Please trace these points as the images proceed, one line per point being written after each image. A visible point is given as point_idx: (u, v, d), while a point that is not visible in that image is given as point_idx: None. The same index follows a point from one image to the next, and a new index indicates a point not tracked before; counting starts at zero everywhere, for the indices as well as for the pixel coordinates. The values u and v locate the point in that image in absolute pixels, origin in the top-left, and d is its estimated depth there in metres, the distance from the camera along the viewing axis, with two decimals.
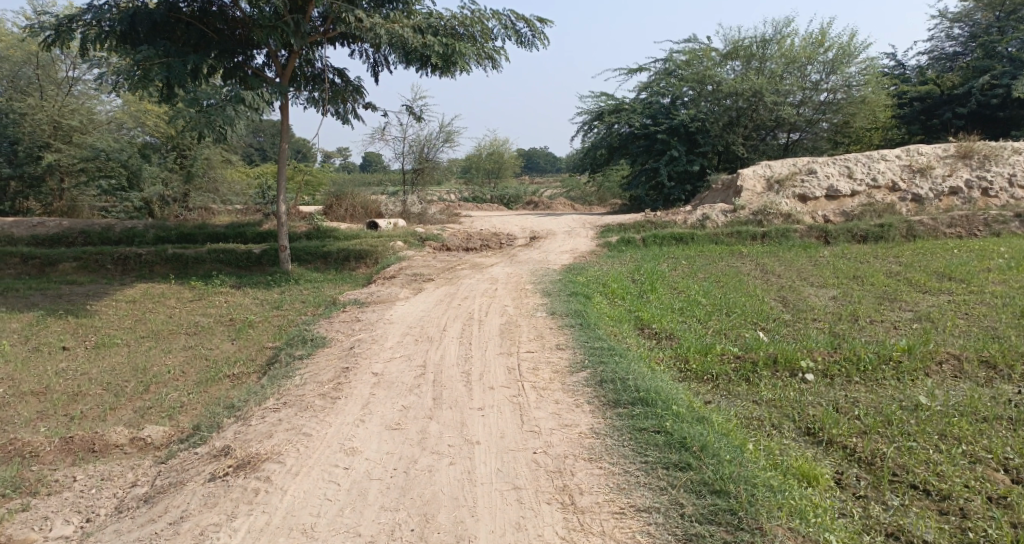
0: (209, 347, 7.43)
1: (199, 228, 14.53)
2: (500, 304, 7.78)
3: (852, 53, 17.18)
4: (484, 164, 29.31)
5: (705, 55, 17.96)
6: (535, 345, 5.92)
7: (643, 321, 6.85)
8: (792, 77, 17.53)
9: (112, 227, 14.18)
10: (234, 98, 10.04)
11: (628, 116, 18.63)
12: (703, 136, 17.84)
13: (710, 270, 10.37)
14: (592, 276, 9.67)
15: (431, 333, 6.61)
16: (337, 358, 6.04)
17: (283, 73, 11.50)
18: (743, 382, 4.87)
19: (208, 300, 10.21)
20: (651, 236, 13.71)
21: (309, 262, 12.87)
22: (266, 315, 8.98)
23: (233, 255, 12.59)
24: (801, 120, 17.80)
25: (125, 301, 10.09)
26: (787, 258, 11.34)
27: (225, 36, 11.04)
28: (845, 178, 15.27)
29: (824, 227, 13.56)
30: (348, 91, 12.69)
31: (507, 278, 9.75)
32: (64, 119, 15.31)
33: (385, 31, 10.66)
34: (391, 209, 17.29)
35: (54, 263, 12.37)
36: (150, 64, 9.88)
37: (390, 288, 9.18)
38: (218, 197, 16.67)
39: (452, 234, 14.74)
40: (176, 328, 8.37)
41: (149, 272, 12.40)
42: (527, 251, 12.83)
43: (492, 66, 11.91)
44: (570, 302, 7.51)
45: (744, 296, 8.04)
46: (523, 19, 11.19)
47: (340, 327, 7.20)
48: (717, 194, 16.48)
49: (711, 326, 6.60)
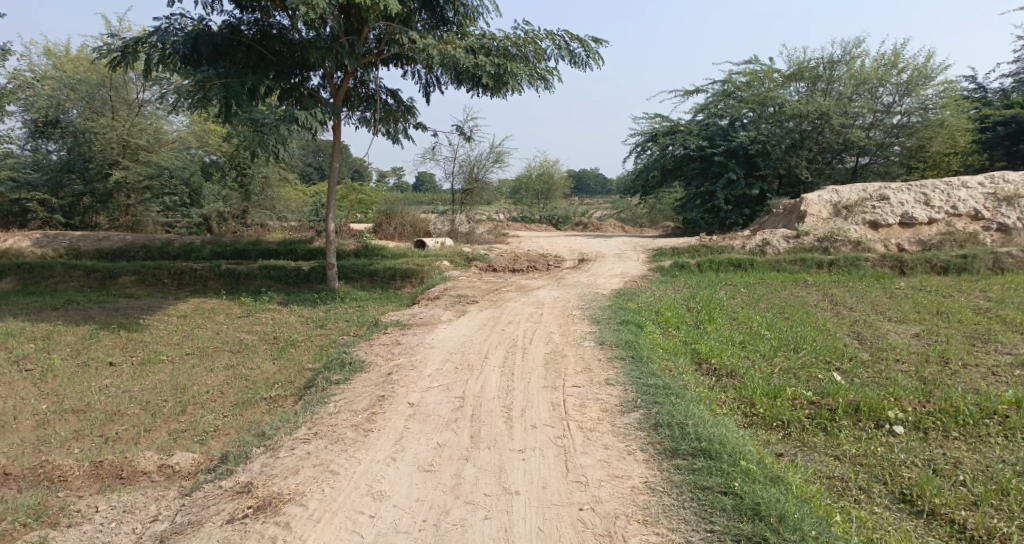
0: (250, 367, 7.23)
1: (252, 244, 14.72)
2: (545, 331, 7.38)
3: (929, 74, 16.22)
4: (533, 185, 29.12)
5: (767, 76, 17.39)
6: (583, 379, 5.48)
7: (701, 355, 6.33)
8: (862, 99, 16.68)
9: (171, 242, 14.51)
10: (287, 117, 10.07)
11: (684, 137, 18.08)
12: (763, 159, 17.07)
13: (773, 300, 9.73)
14: (644, 303, 9.18)
15: (473, 361, 6.26)
16: (374, 385, 5.74)
17: (337, 93, 11.54)
18: (819, 433, 4.36)
19: (255, 316, 10.20)
20: (708, 261, 13.08)
21: (356, 280, 12.81)
22: (309, 334, 8.84)
23: (282, 271, 12.63)
24: (871, 143, 16.89)
25: (175, 316, 10.16)
26: (860, 290, 10.58)
27: (283, 58, 11.21)
28: (922, 205, 14.31)
29: (899, 257, 12.65)
30: (400, 111, 12.67)
31: (554, 302, 9.36)
32: (133, 138, 15.46)
33: (438, 52, 10.63)
34: (440, 228, 17.21)
35: (114, 277, 12.65)
36: (209, 84, 9.98)
37: (434, 310, 8.91)
38: (274, 214, 16.90)
39: (499, 254, 14.49)
40: (221, 345, 8.29)
41: (202, 287, 12.56)
42: (576, 274, 12.43)
43: (544, 87, 11.66)
44: (621, 331, 7.06)
45: (812, 331, 7.41)
46: (578, 38, 10.91)
47: (380, 350, 6.93)
48: (778, 219, 15.70)
49: (777, 363, 6.02)
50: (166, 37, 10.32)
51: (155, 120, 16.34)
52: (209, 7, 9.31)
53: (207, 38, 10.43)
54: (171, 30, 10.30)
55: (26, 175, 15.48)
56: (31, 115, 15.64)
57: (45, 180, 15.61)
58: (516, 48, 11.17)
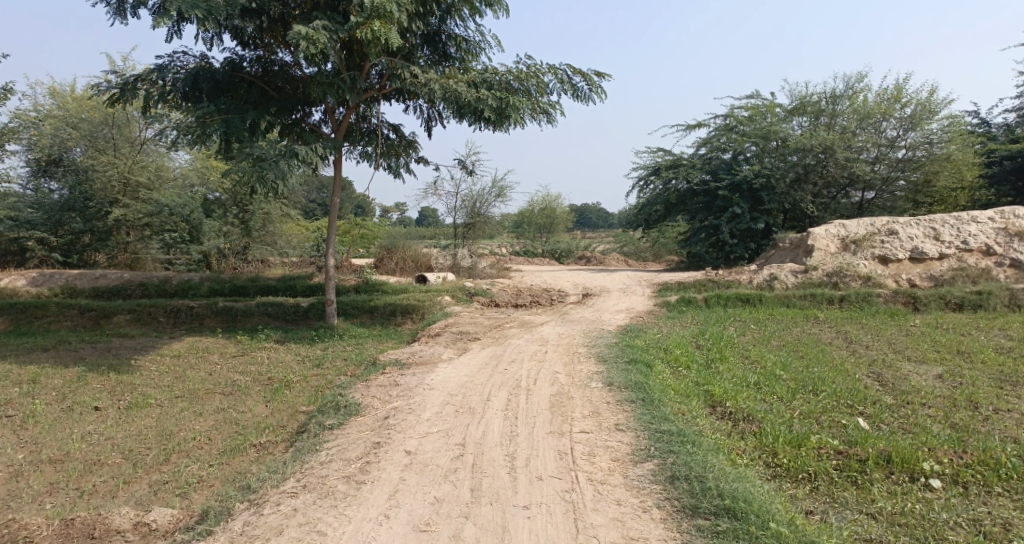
0: (240, 411, 6.97)
1: (251, 281, 14.52)
2: (549, 370, 7.07)
3: (933, 109, 16.17)
4: (536, 219, 29.02)
5: (769, 110, 17.38)
6: (590, 423, 5.16)
7: (714, 397, 6.02)
8: (866, 133, 16.62)
9: (169, 279, 14.31)
10: (287, 153, 9.95)
11: (687, 171, 17.99)
12: (768, 194, 16.89)
13: (785, 337, 9.41)
14: (652, 340, 8.86)
15: (474, 403, 5.94)
16: (369, 430, 5.43)
17: (339, 128, 11.43)
18: (850, 487, 4.07)
19: (250, 355, 9.90)
20: (715, 296, 12.81)
21: (355, 316, 12.54)
22: (305, 373, 8.54)
23: (280, 308, 12.40)
24: (877, 177, 16.75)
25: (169, 355, 9.91)
26: (874, 327, 10.26)
27: (285, 94, 11.16)
28: (931, 240, 14.08)
29: (912, 293, 12.36)
30: (402, 146, 12.58)
31: (559, 339, 9.06)
32: (133, 175, 15.49)
33: (440, 86, 10.55)
34: (441, 262, 17.00)
35: (108, 315, 12.41)
36: (209, 119, 9.86)
37: (434, 348, 8.61)
38: (275, 250, 16.66)
39: (502, 289, 14.23)
40: (213, 387, 8.00)
41: (198, 324, 12.30)
42: (580, 309, 12.14)
43: (547, 121, 11.58)
44: (629, 371, 6.74)
45: (829, 371, 7.09)
46: (580, 72, 10.86)
47: (376, 392, 6.61)
48: (785, 253, 15.45)
49: (796, 407, 5.70)
50: (166, 74, 10.27)
51: (157, 157, 16.46)
52: (209, 43, 9.24)
53: (207, 75, 10.38)
54: (171, 67, 10.26)
55: (26, 213, 15.38)
56: (34, 153, 15.67)
57: (45, 218, 15.50)
58: (518, 82, 11.10)
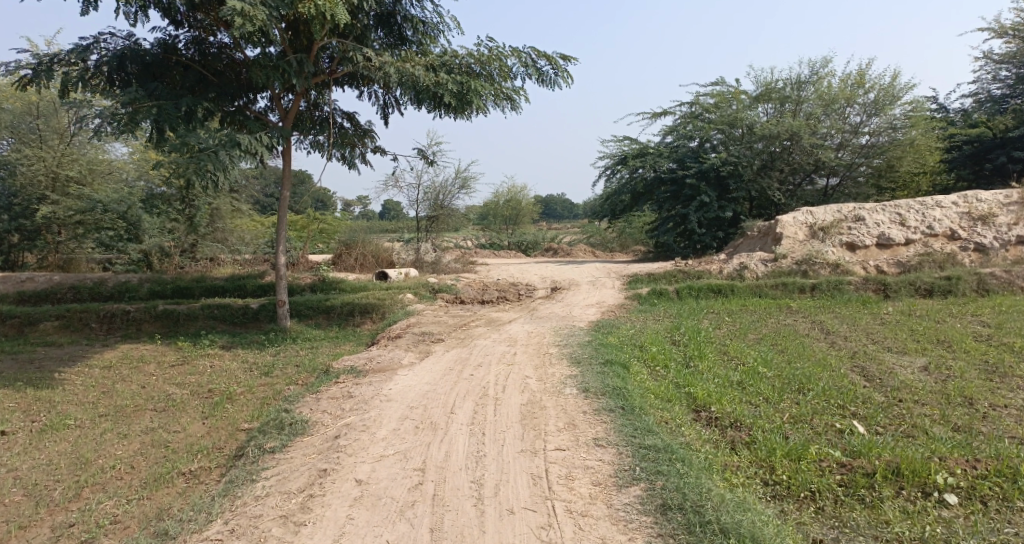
0: (173, 431, 6.27)
1: (198, 281, 13.60)
2: (519, 375, 6.49)
3: (896, 94, 16.08)
4: (501, 211, 28.38)
5: (735, 97, 17.02)
6: (566, 439, 4.61)
7: (698, 400, 5.56)
8: (831, 119, 16.47)
9: (105, 282, 13.29)
10: (227, 143, 9.14)
11: (654, 160, 17.62)
12: (735, 182, 16.63)
13: (761, 330, 9.04)
14: (626, 337, 8.37)
15: (436, 417, 5.34)
16: (316, 455, 4.80)
17: (287, 116, 10.63)
18: (860, 507, 3.61)
19: (192, 365, 9.08)
20: (686, 288, 12.42)
21: (310, 317, 11.77)
22: (250, 384, 7.81)
23: (228, 311, 11.59)
24: (841, 164, 16.65)
25: (100, 367, 9.04)
26: (849, 316, 10.00)
27: (226, 78, 10.34)
28: (897, 226, 13.97)
29: (882, 279, 12.18)
30: (357, 135, 11.82)
31: (528, 338, 8.49)
32: (63, 169, 14.50)
33: (395, 70, 9.83)
34: (403, 258, 16.25)
35: (34, 323, 11.39)
36: (137, 106, 8.99)
37: (394, 352, 7.93)
38: (227, 247, 15.99)
39: (466, 284, 13.59)
40: (146, 403, 7.23)
41: (136, 331, 11.40)
42: (549, 305, 11.59)
43: (511, 108, 10.97)
44: (605, 374, 6.22)
45: (813, 367, 6.69)
46: (545, 55, 10.28)
47: (328, 406, 5.96)
48: (753, 242, 15.20)
49: (787, 410, 5.28)
50: (89, 55, 9.25)
51: (90, 149, 15.20)
52: (132, 19, 8.33)
53: (134, 56, 9.48)
54: (95, 48, 9.27)
55: None
56: None
57: None
58: (479, 65, 10.45)
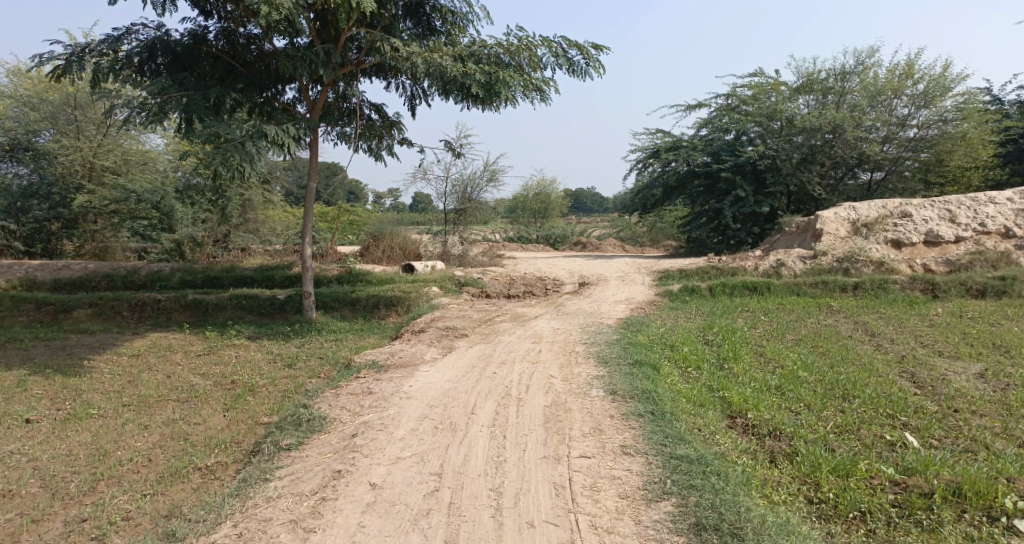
0: (193, 423, 6.15)
1: (227, 271, 13.66)
2: (544, 375, 6.23)
3: (947, 84, 15.30)
4: (530, 204, 28.10)
5: (774, 89, 16.43)
6: (592, 445, 4.36)
7: (733, 406, 5.24)
8: (876, 111, 15.77)
9: (137, 270, 13.42)
10: (254, 133, 9.04)
11: (687, 153, 17.12)
12: (773, 176, 16.07)
13: (800, 331, 8.62)
14: (657, 336, 8.04)
15: (456, 417, 5.12)
16: (331, 454, 4.62)
17: (314, 107, 10.51)
18: (918, 532, 3.28)
19: (217, 355, 9.06)
20: (720, 285, 11.98)
21: (336, 309, 11.71)
22: (273, 376, 7.70)
23: (255, 301, 11.58)
24: (886, 158, 15.95)
25: (128, 355, 9.07)
26: (894, 317, 9.50)
27: (254, 70, 10.23)
28: (947, 222, 13.29)
29: (930, 279, 11.59)
30: (384, 126, 11.66)
31: (554, 335, 8.23)
32: (98, 160, 14.65)
33: (422, 60, 9.60)
34: (431, 250, 16.11)
35: (68, 310, 11.54)
36: (166, 96, 8.95)
37: (416, 347, 7.74)
38: (258, 238, 16.10)
39: (493, 278, 13.38)
40: (169, 394, 7.17)
41: (166, 319, 11.46)
42: (577, 300, 11.30)
43: (541, 99, 10.68)
44: (634, 375, 5.92)
45: (857, 372, 6.30)
46: (576, 45, 9.97)
47: (347, 402, 5.78)
48: (791, 238, 14.63)
49: (829, 419, 4.94)
50: (120, 44, 9.24)
51: (124, 139, 15.31)
52: (160, 8, 8.25)
53: (164, 47, 9.45)
54: (126, 37, 9.24)
55: None
56: None
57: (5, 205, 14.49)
58: (508, 56, 10.18)
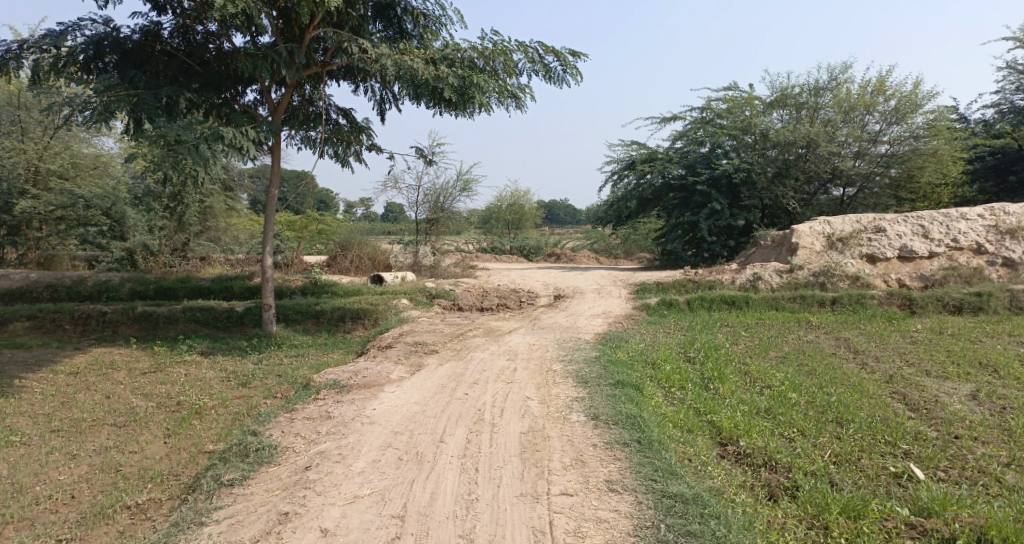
0: (128, 452, 5.58)
1: (183, 282, 12.92)
2: (519, 397, 5.76)
3: (918, 101, 15.35)
4: (504, 215, 27.72)
5: (748, 103, 16.35)
6: (574, 480, 3.93)
7: (723, 432, 4.85)
8: (849, 127, 15.74)
9: (84, 280, 12.62)
10: (209, 135, 8.46)
11: (663, 164, 16.91)
12: (748, 188, 15.95)
13: (783, 348, 8.32)
14: (637, 353, 7.63)
15: (423, 447, 4.64)
16: (279, 491, 4.13)
17: (277, 109, 9.95)
18: None
19: (165, 372, 8.40)
20: (698, 299, 11.70)
21: (298, 322, 11.09)
22: (223, 397, 7.11)
23: (211, 313, 10.92)
24: (857, 174, 15.91)
25: (65, 373, 8.37)
26: (875, 334, 9.27)
27: (212, 69, 9.65)
28: (920, 238, 13.25)
29: (907, 294, 11.47)
30: (352, 131, 11.14)
31: (530, 352, 7.77)
32: (44, 163, 13.85)
33: (392, 62, 9.12)
34: (401, 260, 15.54)
35: (4, 323, 10.75)
36: (112, 94, 8.34)
37: (382, 365, 7.19)
38: (220, 246, 15.58)
39: (466, 290, 12.90)
40: (105, 417, 6.54)
41: (112, 333, 10.72)
42: (552, 314, 10.88)
43: (517, 107, 10.30)
44: (616, 398, 5.49)
45: (848, 393, 5.97)
46: (553, 51, 9.63)
47: (302, 428, 5.26)
48: (766, 251, 14.46)
49: (827, 447, 4.59)
50: (64, 41, 8.55)
51: (73, 141, 14.59)
52: None
53: (113, 43, 8.84)
54: (71, 33, 8.59)
55: None
56: None
57: None
58: (483, 60, 9.79)
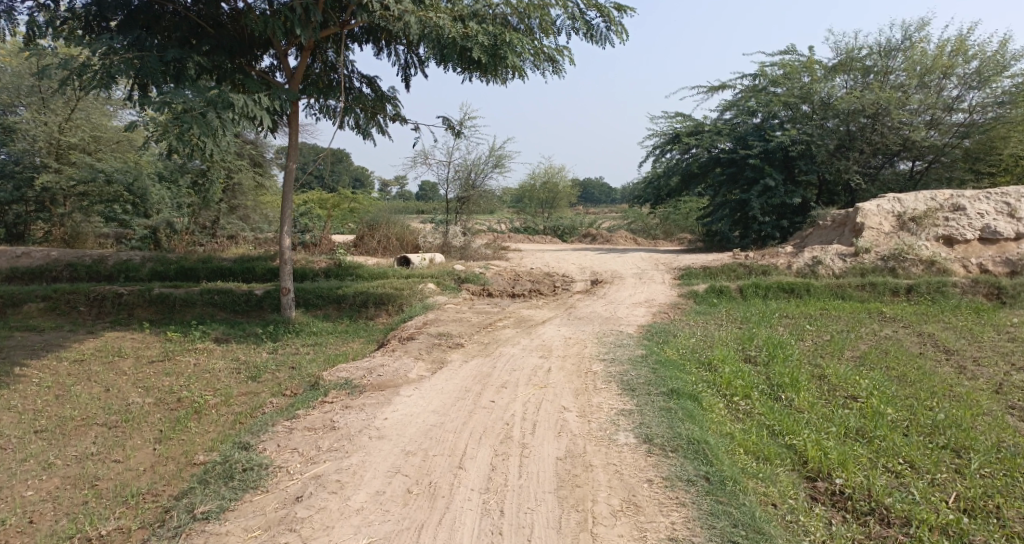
0: (110, 462, 4.90)
1: (203, 262, 12.37)
2: (555, 407, 4.87)
3: (1003, 63, 13.67)
4: (537, 195, 26.65)
5: (807, 68, 14.86)
6: (628, 537, 3.14)
7: (810, 463, 3.93)
8: (924, 93, 14.09)
9: (104, 259, 12.17)
10: (217, 103, 7.68)
11: (710, 138, 15.62)
12: (805, 163, 14.60)
13: (860, 346, 7.22)
14: (689, 351, 6.63)
15: (437, 475, 3.81)
16: (258, 534, 3.39)
17: (293, 77, 9.15)
18: None
19: (173, 362, 7.77)
20: (752, 285, 10.60)
21: (319, 307, 10.38)
22: (228, 393, 6.39)
23: (229, 296, 10.30)
24: (930, 146, 14.18)
25: (69, 361, 7.80)
26: (964, 329, 8.06)
27: (225, 31, 8.90)
28: (1005, 217, 11.78)
29: (995, 281, 10.18)
30: (376, 101, 10.28)
31: (566, 348, 6.85)
32: (65, 135, 13.39)
33: (416, 20, 8.19)
34: (430, 240, 14.73)
35: (18, 304, 10.31)
36: (111, 58, 7.66)
37: (400, 361, 6.36)
38: (248, 225, 15.03)
39: (496, 273, 12.04)
40: (96, 416, 5.90)
41: (127, 316, 10.21)
42: (589, 301, 9.94)
43: (553, 71, 9.28)
44: (672, 413, 4.56)
45: (957, 408, 4.91)
46: (596, 5, 8.55)
47: (303, 441, 4.48)
48: (826, 233, 13.14)
49: (951, 489, 3.69)
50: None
51: (95, 113, 14.12)
52: None
53: (117, 1, 8.15)
54: None
55: None
56: None
57: None
58: (516, 18, 8.79)
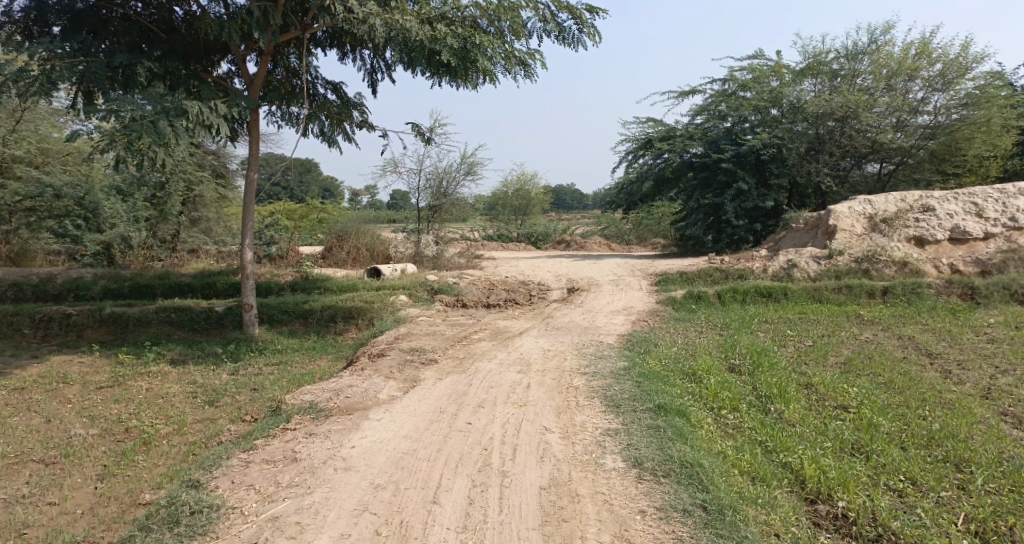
0: (44, 505, 4.42)
1: (161, 278, 11.77)
2: (535, 429, 4.56)
3: (966, 65, 13.84)
4: (510, 201, 26.38)
5: (776, 72, 14.94)
6: None
7: (808, 484, 3.69)
8: (891, 95, 14.20)
9: (53, 278, 11.50)
10: (170, 110, 7.23)
11: (682, 143, 15.55)
12: (777, 166, 14.60)
13: (843, 351, 7.05)
14: (672, 361, 6.37)
15: (409, 514, 3.46)
16: None
17: (254, 83, 8.71)
18: None
19: (124, 387, 7.25)
20: (730, 290, 10.43)
21: (284, 323, 9.92)
22: (182, 421, 5.92)
23: (188, 314, 9.77)
24: (898, 148, 14.28)
25: (8, 389, 7.22)
26: (943, 331, 7.97)
27: (179, 35, 8.43)
28: (974, 217, 11.86)
29: (968, 282, 10.18)
30: (341, 108, 9.88)
31: (545, 361, 6.53)
32: (9, 147, 12.67)
33: (381, 22, 7.84)
34: (401, 250, 14.31)
35: None
36: (53, 63, 7.16)
37: (369, 381, 5.96)
38: (210, 239, 14.43)
39: (470, 283, 11.69)
40: (33, 452, 5.38)
41: (76, 338, 9.60)
42: (566, 311, 9.66)
43: (525, 75, 9.03)
44: (660, 432, 4.28)
45: (950, 417, 4.74)
46: (568, 7, 8.32)
47: (261, 477, 4.08)
48: (799, 235, 13.10)
49: (959, 509, 3.50)
50: None
51: (43, 124, 13.43)
52: None
53: (60, 3, 7.65)
54: None
55: None
56: None
57: None
58: (487, 20, 8.51)
